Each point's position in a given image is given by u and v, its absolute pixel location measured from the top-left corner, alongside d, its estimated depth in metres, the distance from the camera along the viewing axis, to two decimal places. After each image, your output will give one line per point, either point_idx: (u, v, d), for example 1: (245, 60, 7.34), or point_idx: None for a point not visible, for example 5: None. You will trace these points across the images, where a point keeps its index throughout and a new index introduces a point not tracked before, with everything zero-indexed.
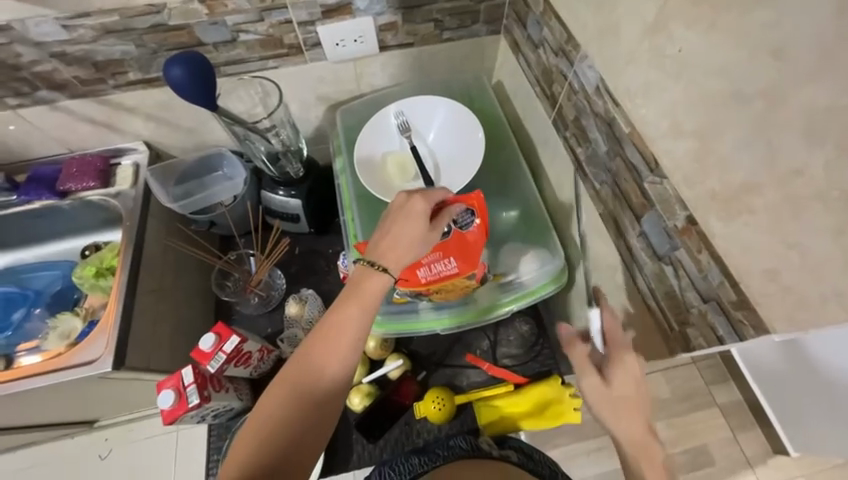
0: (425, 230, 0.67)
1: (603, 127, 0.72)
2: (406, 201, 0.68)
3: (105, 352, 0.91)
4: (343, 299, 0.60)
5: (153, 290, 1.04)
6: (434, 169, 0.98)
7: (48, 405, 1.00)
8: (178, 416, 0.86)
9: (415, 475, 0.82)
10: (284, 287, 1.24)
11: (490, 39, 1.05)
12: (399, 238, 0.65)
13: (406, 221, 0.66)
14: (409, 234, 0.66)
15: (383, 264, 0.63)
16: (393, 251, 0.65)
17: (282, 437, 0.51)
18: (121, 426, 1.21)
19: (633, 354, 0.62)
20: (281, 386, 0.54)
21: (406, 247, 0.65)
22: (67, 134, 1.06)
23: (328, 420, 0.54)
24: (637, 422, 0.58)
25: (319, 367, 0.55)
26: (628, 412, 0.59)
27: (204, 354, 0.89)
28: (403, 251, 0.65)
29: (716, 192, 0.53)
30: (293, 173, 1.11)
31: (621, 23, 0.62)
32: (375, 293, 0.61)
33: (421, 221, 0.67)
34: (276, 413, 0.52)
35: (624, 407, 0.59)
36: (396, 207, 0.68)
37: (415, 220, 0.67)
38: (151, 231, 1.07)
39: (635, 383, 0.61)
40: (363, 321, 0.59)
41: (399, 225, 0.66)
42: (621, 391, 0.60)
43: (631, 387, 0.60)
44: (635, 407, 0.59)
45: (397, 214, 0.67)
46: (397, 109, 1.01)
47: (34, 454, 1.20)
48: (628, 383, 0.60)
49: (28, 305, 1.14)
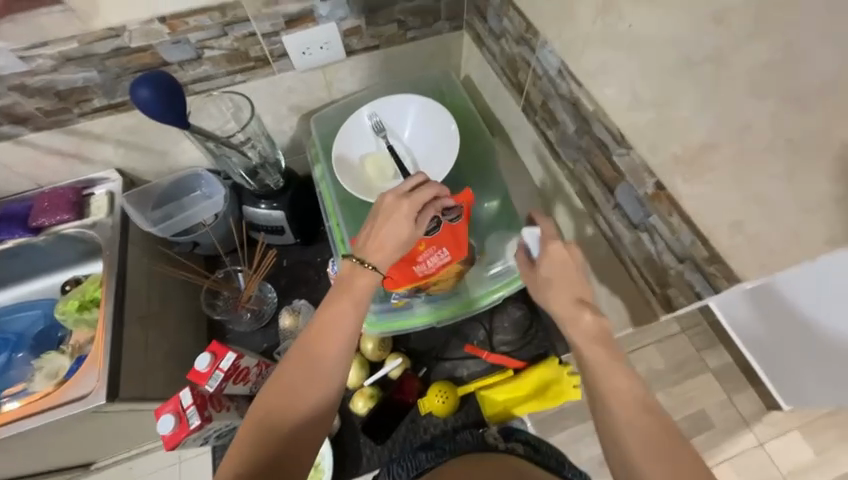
0: (411, 231, 0.67)
1: (569, 108, 0.74)
2: (393, 202, 0.67)
3: (97, 385, 0.89)
4: (335, 296, 0.61)
5: (141, 318, 1.02)
6: (412, 166, 0.99)
7: (43, 447, 0.97)
8: (180, 441, 0.84)
9: (422, 470, 0.81)
10: (276, 300, 1.23)
11: (453, 36, 1.07)
12: (385, 241, 0.66)
13: (393, 224, 0.66)
14: (394, 238, 0.66)
15: (372, 263, 0.64)
16: (379, 251, 0.65)
17: (277, 433, 0.51)
18: (121, 464, 1.17)
19: (557, 241, 0.65)
20: (276, 382, 0.54)
21: (393, 246, 0.66)
22: (35, 169, 1.04)
23: (323, 415, 0.54)
24: (565, 296, 0.62)
25: (313, 361, 0.55)
26: (554, 287, 0.63)
27: (201, 374, 0.89)
28: (390, 252, 0.66)
29: (678, 155, 0.55)
30: (273, 185, 1.10)
31: (575, 6, 0.65)
32: (364, 290, 0.62)
33: (407, 224, 0.66)
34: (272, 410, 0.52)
35: (552, 284, 0.63)
36: (384, 208, 0.67)
37: (402, 222, 0.66)
38: (133, 257, 1.05)
39: (565, 266, 0.64)
40: (357, 317, 0.59)
41: (386, 226, 0.66)
42: (550, 272, 0.65)
43: (559, 270, 0.64)
44: (563, 282, 0.63)
45: (384, 216, 0.67)
46: (370, 110, 1.02)
47: None
48: (555, 266, 0.64)
49: (10, 349, 1.10)
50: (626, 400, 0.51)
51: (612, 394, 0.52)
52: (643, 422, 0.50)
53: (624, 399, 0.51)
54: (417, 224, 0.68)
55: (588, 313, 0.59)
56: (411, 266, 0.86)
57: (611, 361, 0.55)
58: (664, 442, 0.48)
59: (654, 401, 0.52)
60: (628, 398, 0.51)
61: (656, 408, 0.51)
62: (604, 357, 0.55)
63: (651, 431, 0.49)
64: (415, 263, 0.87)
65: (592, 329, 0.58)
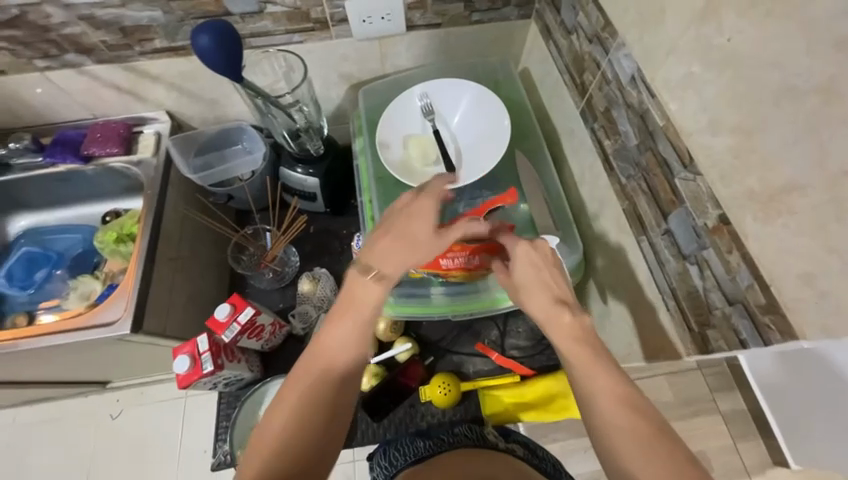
0: (431, 238, 0.57)
1: (635, 121, 0.70)
2: (410, 201, 0.58)
3: (124, 314, 0.93)
4: (340, 314, 0.55)
5: (170, 259, 1.05)
6: (456, 154, 0.97)
7: (68, 361, 1.03)
8: (192, 381, 0.88)
9: (420, 457, 0.79)
10: (298, 265, 1.25)
11: (520, 24, 1.02)
12: (398, 244, 0.57)
13: (408, 225, 0.57)
14: (409, 242, 0.57)
15: (379, 274, 0.55)
16: (389, 259, 0.56)
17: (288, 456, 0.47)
18: (133, 388, 1.24)
19: (522, 243, 0.63)
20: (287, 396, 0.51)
21: (406, 252, 0.57)
22: (93, 100, 1.07)
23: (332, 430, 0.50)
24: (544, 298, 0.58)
25: (327, 369, 0.53)
26: (532, 289, 0.60)
27: (219, 323, 0.91)
28: (401, 259, 0.56)
29: (754, 192, 0.51)
30: (313, 150, 1.10)
31: (666, 11, 0.59)
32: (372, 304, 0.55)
33: (427, 227, 0.57)
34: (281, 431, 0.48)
35: (526, 289, 0.61)
36: (399, 206, 0.59)
37: (419, 220, 0.57)
38: (171, 200, 1.08)
39: (532, 266, 0.61)
40: (364, 331, 0.55)
41: (401, 223, 0.57)
42: (521, 277, 0.61)
43: (528, 269, 0.61)
44: (537, 283, 0.60)
45: (400, 217, 0.58)
46: (421, 90, 0.99)
47: (45, 411, 1.23)
48: (523, 268, 0.62)
49: (51, 265, 1.17)
50: (609, 397, 0.48)
51: (592, 392, 0.50)
52: (620, 416, 0.47)
53: (608, 397, 0.48)
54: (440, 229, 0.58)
55: (567, 312, 0.56)
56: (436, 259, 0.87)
57: (592, 356, 0.52)
58: (653, 437, 0.45)
59: (640, 396, 0.48)
60: (609, 393, 0.49)
61: (641, 402, 0.48)
62: (587, 355, 0.52)
63: (637, 427, 0.46)
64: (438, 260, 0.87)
65: (571, 328, 0.55)
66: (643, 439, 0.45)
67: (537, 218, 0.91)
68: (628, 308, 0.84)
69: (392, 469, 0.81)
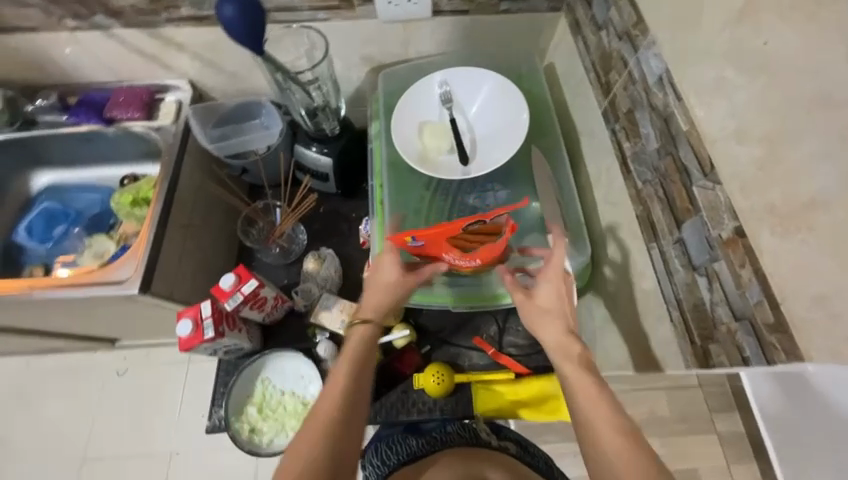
0: (400, 278, 0.69)
1: (658, 123, 0.68)
2: (381, 255, 0.73)
3: (133, 275, 0.96)
4: (345, 355, 0.59)
5: (182, 227, 1.07)
6: (471, 144, 0.95)
7: (78, 316, 1.07)
8: (193, 345, 0.91)
9: (413, 457, 0.80)
10: (305, 243, 1.25)
11: (548, 17, 1.00)
12: (377, 288, 0.69)
13: (381, 275, 0.70)
14: (383, 286, 0.69)
15: (361, 317, 0.65)
16: (370, 302, 0.68)
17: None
18: (139, 348, 1.28)
19: (556, 272, 0.64)
20: (311, 424, 0.52)
21: (380, 294, 0.69)
22: (118, 64, 1.09)
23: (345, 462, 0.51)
24: (558, 329, 0.60)
25: (353, 387, 0.55)
26: (550, 318, 0.61)
27: (223, 292, 0.93)
28: (377, 299, 0.68)
29: (774, 205, 0.49)
30: (328, 130, 1.11)
31: (701, 11, 0.57)
32: (366, 340, 0.62)
33: (396, 271, 0.70)
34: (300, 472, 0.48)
35: (544, 315, 0.62)
36: (376, 261, 0.73)
37: (388, 269, 0.70)
38: (187, 168, 1.10)
39: (556, 296, 0.63)
40: (363, 365, 0.58)
41: (376, 276, 0.71)
42: (546, 303, 0.63)
43: (553, 295, 0.63)
44: (555, 313, 0.61)
45: (375, 271, 0.71)
46: (442, 77, 0.98)
47: (56, 362, 1.29)
48: (551, 294, 0.63)
49: (69, 222, 1.20)
50: (612, 428, 0.48)
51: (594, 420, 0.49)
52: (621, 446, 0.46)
53: (609, 427, 0.48)
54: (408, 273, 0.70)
55: (576, 343, 0.58)
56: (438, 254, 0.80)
57: (592, 383, 0.52)
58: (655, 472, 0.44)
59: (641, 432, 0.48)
60: (611, 423, 0.48)
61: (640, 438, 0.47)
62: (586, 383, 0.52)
63: (642, 460, 0.45)
64: (435, 255, 0.80)
65: (580, 357, 0.56)
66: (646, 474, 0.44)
67: (547, 217, 0.90)
68: (632, 316, 0.82)
69: (385, 468, 0.81)
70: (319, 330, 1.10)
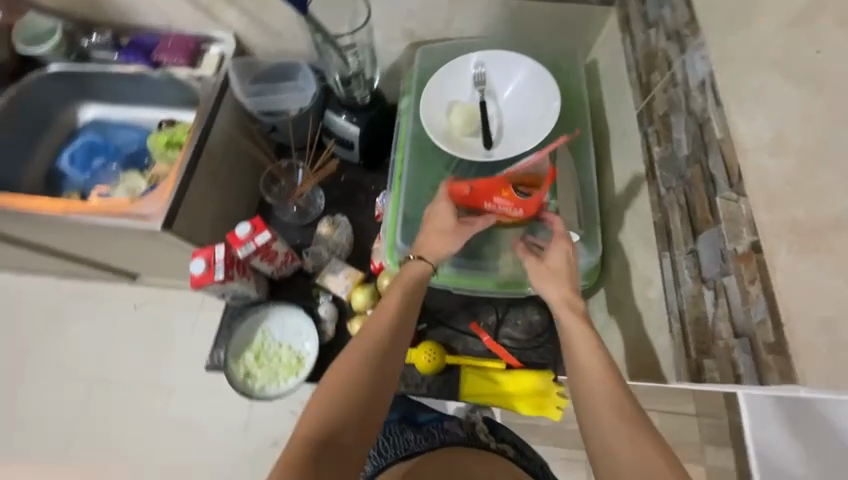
0: (453, 225, 0.77)
1: (692, 129, 0.66)
2: (437, 201, 0.80)
3: (158, 211, 1.01)
4: (391, 292, 0.70)
5: (209, 174, 1.12)
6: (497, 130, 0.94)
7: (106, 245, 1.14)
8: (204, 284, 0.96)
9: (412, 452, 0.81)
10: (322, 208, 1.27)
11: (598, 10, 0.96)
12: (433, 231, 0.77)
13: (437, 220, 0.78)
14: (438, 230, 0.77)
15: (415, 256, 0.75)
16: (428, 245, 0.76)
17: (354, 394, 0.59)
18: (156, 286, 1.36)
19: (564, 240, 0.75)
20: (362, 340, 0.64)
21: (436, 237, 0.77)
22: (170, 10, 1.13)
23: (384, 377, 0.63)
24: (562, 288, 0.71)
25: (397, 319, 0.67)
26: (555, 279, 0.72)
27: (238, 239, 0.98)
28: (438, 243, 0.76)
29: (796, 222, 0.47)
30: (359, 99, 1.13)
31: (755, 15, 0.55)
32: (414, 279, 0.72)
33: (451, 217, 0.78)
34: (351, 376, 0.60)
35: (551, 278, 0.73)
36: (433, 208, 0.80)
37: (443, 217, 0.78)
38: (221, 118, 1.14)
39: (565, 268, 0.73)
40: (407, 304, 0.70)
41: (433, 222, 0.78)
42: (556, 267, 0.73)
43: (561, 259, 0.73)
44: (559, 274, 0.72)
45: (431, 217, 0.79)
46: (478, 59, 0.97)
47: (82, 286, 1.38)
48: (559, 261, 0.73)
49: (108, 156, 1.27)
50: (600, 377, 0.59)
51: (587, 372, 0.60)
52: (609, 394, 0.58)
53: (599, 376, 0.60)
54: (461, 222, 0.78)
55: (575, 306, 0.68)
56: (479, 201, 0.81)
57: (585, 340, 0.64)
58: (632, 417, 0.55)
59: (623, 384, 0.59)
60: (597, 373, 0.60)
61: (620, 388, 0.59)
62: (586, 340, 0.64)
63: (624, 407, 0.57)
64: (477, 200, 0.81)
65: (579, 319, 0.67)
66: (625, 419, 0.55)
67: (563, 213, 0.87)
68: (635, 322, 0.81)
69: (383, 459, 0.82)
70: (322, 292, 1.15)
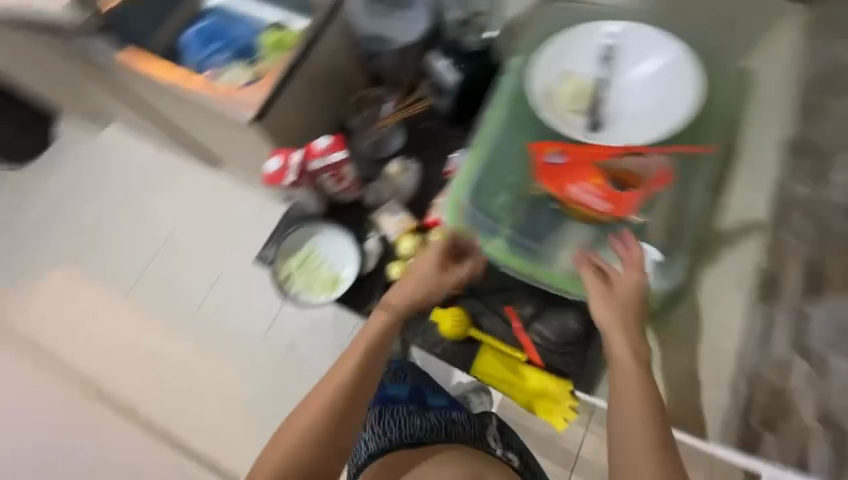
0: (433, 278, 0.81)
1: None
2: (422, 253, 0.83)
3: (251, 104, 1.04)
4: (362, 338, 0.77)
5: (305, 82, 1.12)
6: (608, 110, 0.91)
7: (202, 124, 1.22)
8: (274, 182, 1.04)
9: (416, 439, 0.85)
10: (397, 149, 1.23)
11: None
12: (409, 281, 0.81)
13: (416, 271, 0.81)
14: (417, 280, 0.80)
15: (389, 302, 0.80)
16: (402, 291, 0.80)
17: (322, 427, 0.68)
18: (232, 176, 1.47)
19: (635, 271, 0.76)
20: (332, 380, 0.72)
21: (412, 287, 0.80)
22: None
23: (352, 410, 0.70)
24: (624, 318, 0.72)
25: (367, 360, 0.74)
26: (618, 307, 0.73)
27: (314, 151, 1.03)
28: (406, 290, 0.80)
29: None
30: (469, 45, 1.18)
31: None
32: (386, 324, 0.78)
33: (431, 271, 0.81)
34: (321, 408, 0.69)
35: (613, 301, 0.74)
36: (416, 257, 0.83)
37: (422, 269, 0.81)
38: (335, 27, 1.11)
39: (630, 297, 0.74)
40: (380, 346, 0.76)
41: (411, 272, 0.82)
42: (621, 294, 0.74)
43: (630, 288, 0.74)
44: (626, 302, 0.73)
45: (413, 265, 0.83)
46: (613, 31, 0.93)
47: (172, 158, 1.52)
48: (626, 288, 0.75)
49: (226, 45, 1.28)
50: (639, 401, 0.64)
51: (625, 395, 0.65)
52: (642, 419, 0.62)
53: (637, 401, 0.64)
54: (441, 273, 0.81)
55: (626, 338, 0.70)
56: (568, 180, 0.89)
57: (632, 372, 0.67)
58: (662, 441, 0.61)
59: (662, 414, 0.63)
60: (635, 399, 0.64)
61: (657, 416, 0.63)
62: (631, 370, 0.67)
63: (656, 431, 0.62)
64: (569, 179, 0.89)
65: (632, 348, 0.69)
66: (656, 442, 0.60)
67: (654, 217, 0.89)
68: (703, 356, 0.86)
69: (387, 440, 0.86)
70: (374, 228, 1.17)
